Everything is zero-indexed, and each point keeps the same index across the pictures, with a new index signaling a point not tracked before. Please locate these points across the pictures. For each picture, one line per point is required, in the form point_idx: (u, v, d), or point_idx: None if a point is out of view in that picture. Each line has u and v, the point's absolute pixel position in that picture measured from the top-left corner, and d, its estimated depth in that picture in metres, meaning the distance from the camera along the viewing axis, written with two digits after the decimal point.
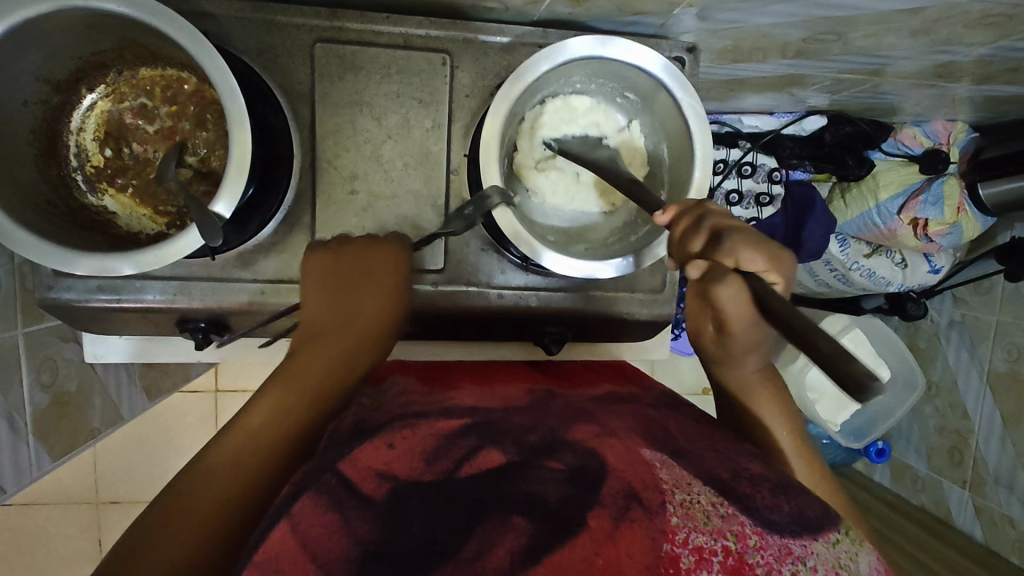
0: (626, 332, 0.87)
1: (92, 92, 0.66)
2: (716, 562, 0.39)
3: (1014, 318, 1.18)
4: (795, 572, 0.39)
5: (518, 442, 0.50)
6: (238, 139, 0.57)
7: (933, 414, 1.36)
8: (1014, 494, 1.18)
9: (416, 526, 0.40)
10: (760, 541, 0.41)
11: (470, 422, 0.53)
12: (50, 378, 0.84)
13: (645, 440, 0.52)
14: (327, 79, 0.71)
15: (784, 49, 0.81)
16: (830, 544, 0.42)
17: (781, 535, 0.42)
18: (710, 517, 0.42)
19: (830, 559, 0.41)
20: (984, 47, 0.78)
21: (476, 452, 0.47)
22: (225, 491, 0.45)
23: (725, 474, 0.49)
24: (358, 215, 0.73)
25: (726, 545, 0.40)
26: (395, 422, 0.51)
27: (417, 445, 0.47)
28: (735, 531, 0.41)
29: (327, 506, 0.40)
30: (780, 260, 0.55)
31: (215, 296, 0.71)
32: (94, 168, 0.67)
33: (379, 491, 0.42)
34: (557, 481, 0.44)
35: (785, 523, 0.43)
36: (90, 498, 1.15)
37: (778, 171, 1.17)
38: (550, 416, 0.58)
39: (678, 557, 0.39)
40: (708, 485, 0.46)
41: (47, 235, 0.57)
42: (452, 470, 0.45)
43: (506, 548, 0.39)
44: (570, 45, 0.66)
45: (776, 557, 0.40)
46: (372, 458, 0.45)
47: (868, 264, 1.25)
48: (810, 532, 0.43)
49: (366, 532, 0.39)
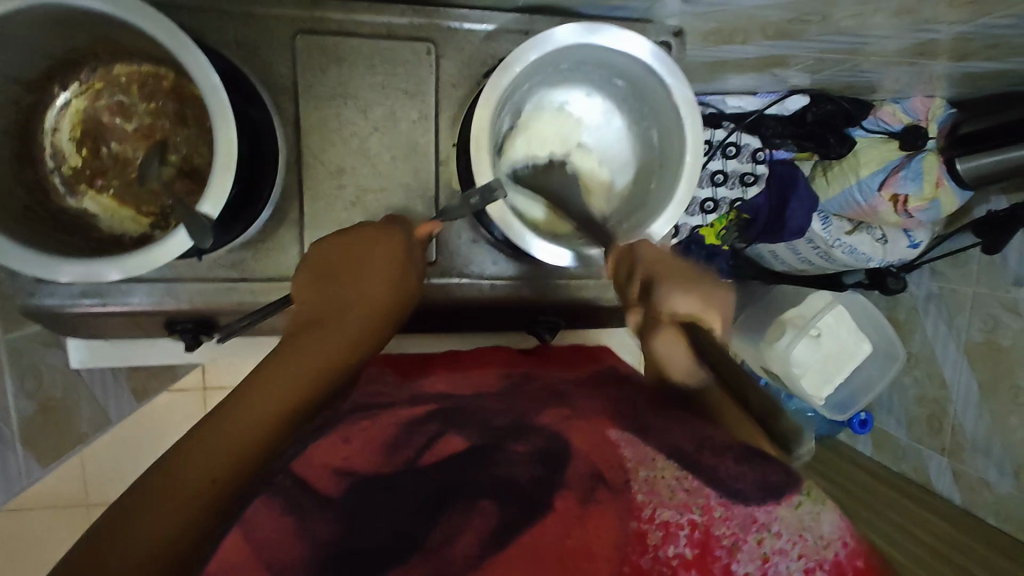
0: (616, 316, 0.87)
1: (65, 90, 0.64)
2: (683, 534, 0.38)
3: (989, 288, 1.22)
4: (760, 539, 0.37)
5: (482, 426, 0.51)
6: (224, 137, 0.56)
7: (912, 384, 1.39)
8: (990, 458, 1.22)
9: (380, 523, 0.42)
10: (725, 512, 0.39)
11: (438, 407, 0.56)
12: (34, 384, 0.82)
13: (612, 419, 0.52)
14: (310, 72, 0.69)
15: (767, 30, 0.81)
16: (792, 506, 0.40)
17: (746, 503, 0.39)
18: (676, 491, 0.41)
19: (794, 522, 0.39)
20: (963, 25, 0.79)
21: (437, 438, 0.49)
22: (213, 474, 0.40)
23: (687, 444, 0.46)
24: (347, 210, 0.72)
25: (693, 518, 0.39)
26: (355, 415, 0.53)
27: (377, 437, 0.49)
28: (700, 503, 0.40)
29: (283, 509, 0.41)
30: (712, 302, 0.62)
31: (203, 295, 0.70)
32: (72, 170, 0.65)
33: (338, 488, 0.44)
34: (523, 463, 0.45)
35: (751, 490, 0.40)
36: (79, 500, 1.13)
37: (761, 151, 1.18)
38: (526, 398, 0.58)
39: (646, 532, 0.38)
40: (672, 458, 0.44)
41: (30, 242, 0.56)
42: (413, 459, 0.47)
43: (474, 533, 0.40)
44: (557, 32, 0.65)
45: (741, 526, 0.38)
46: (328, 456, 0.46)
47: (850, 241, 1.24)
48: (774, 496, 0.40)
49: (326, 532, 0.41)
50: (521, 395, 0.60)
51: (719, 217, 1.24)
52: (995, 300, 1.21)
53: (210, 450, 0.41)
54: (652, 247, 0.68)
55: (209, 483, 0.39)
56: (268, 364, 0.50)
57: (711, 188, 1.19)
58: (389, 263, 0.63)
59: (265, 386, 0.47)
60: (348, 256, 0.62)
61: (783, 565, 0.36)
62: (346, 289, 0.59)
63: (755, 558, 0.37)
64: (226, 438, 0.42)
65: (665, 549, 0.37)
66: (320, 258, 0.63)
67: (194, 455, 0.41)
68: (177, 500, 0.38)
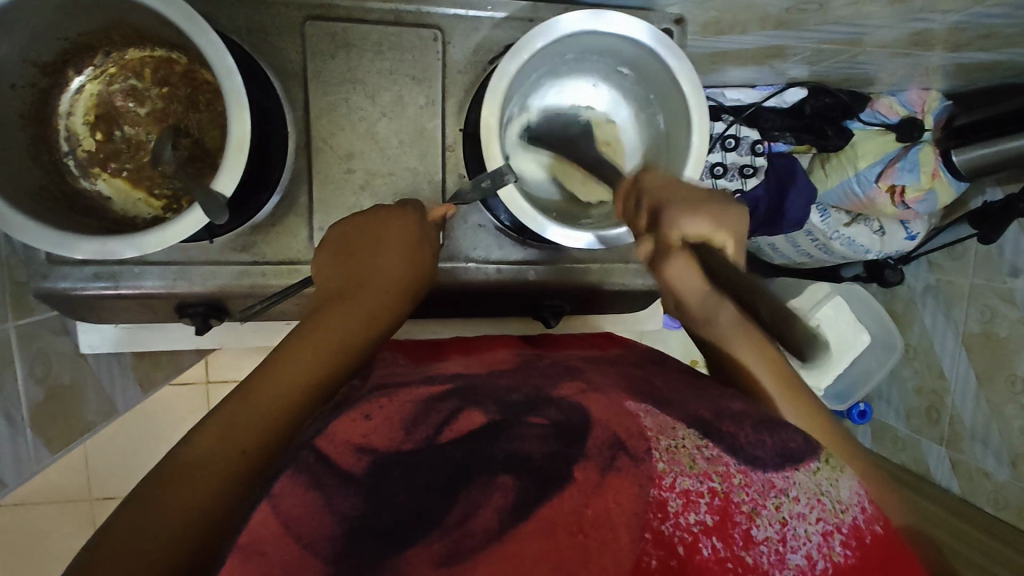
0: (619, 302, 0.89)
1: (80, 74, 0.65)
2: (704, 502, 0.41)
3: (985, 279, 1.23)
4: (778, 504, 0.41)
5: (499, 402, 0.49)
6: (237, 118, 0.57)
7: (910, 375, 1.40)
8: (988, 448, 1.24)
9: (401, 497, 0.40)
10: (744, 479, 0.42)
11: (453, 386, 0.54)
12: (44, 371, 0.83)
13: (629, 394, 0.53)
14: (319, 57, 0.70)
15: (766, 20, 0.82)
16: (810, 473, 0.44)
17: (765, 470, 0.43)
18: (695, 460, 0.43)
19: (812, 487, 0.42)
20: (958, 14, 0.81)
21: (457, 414, 0.47)
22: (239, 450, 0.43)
23: (708, 415, 0.49)
24: (355, 194, 0.73)
25: (712, 487, 0.41)
26: (373, 393, 0.51)
27: (396, 415, 0.46)
28: (720, 471, 0.42)
29: (308, 485, 0.40)
30: (725, 220, 0.57)
31: (215, 279, 0.71)
32: (86, 153, 0.66)
33: (359, 465, 0.41)
34: (539, 438, 0.44)
35: (769, 458, 0.44)
36: (83, 494, 1.14)
37: (760, 144, 1.20)
38: (534, 375, 0.59)
39: (666, 501, 0.41)
40: (692, 427, 0.46)
41: (47, 220, 0.57)
42: (433, 436, 0.44)
43: (494, 509, 0.40)
44: (563, 20, 0.66)
45: (761, 492, 0.41)
46: (349, 433, 0.44)
47: (847, 232, 1.26)
48: (793, 463, 0.44)
49: (350, 507, 0.39)
50: (528, 371, 0.60)
51: None
52: (992, 291, 1.22)
53: (232, 430, 0.44)
54: (656, 175, 0.64)
55: (239, 455, 0.43)
56: (290, 345, 0.52)
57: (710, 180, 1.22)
58: (405, 247, 0.64)
59: (288, 368, 0.49)
60: (368, 237, 0.64)
61: (800, 528, 0.40)
62: (368, 269, 0.61)
63: (773, 522, 0.40)
64: (252, 418, 0.45)
65: (686, 516, 0.40)
66: (340, 241, 0.64)
67: (221, 433, 0.44)
68: (205, 478, 0.41)
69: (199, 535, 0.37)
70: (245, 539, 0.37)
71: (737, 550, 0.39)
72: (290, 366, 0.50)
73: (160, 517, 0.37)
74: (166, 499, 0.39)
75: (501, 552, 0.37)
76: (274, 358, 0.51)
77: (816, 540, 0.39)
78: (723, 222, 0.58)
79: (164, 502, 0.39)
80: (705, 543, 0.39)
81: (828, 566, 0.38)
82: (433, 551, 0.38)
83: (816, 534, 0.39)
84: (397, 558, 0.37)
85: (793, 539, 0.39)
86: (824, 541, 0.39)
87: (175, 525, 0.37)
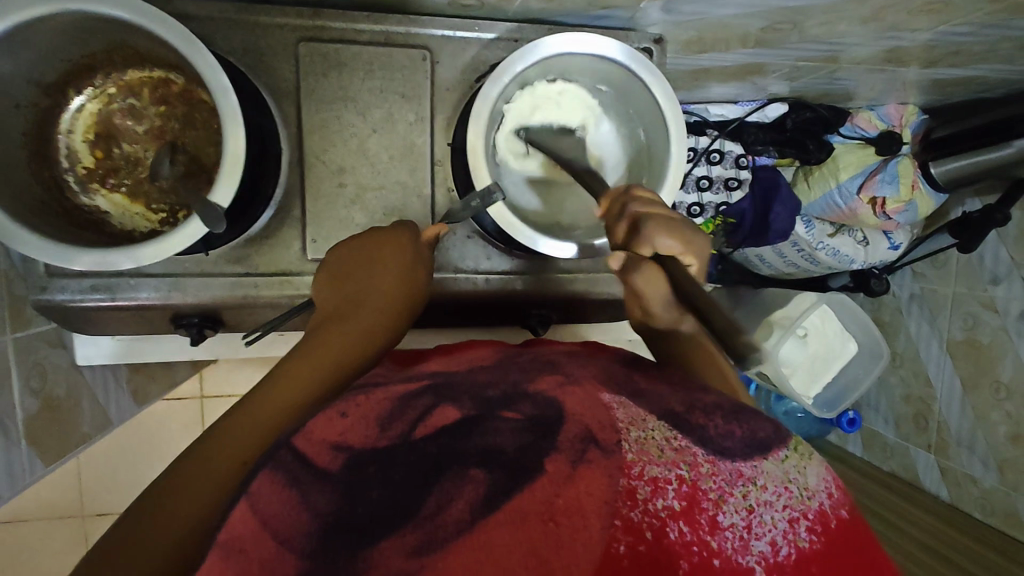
0: (605, 309, 0.90)
1: (81, 94, 0.67)
2: (671, 490, 0.42)
3: (967, 288, 1.26)
4: (745, 492, 0.42)
5: (474, 397, 0.50)
6: (232, 135, 0.59)
7: (898, 383, 1.42)
8: (975, 454, 1.25)
9: (376, 492, 0.40)
10: (712, 468, 0.43)
11: (430, 384, 0.54)
12: (39, 384, 0.84)
13: (604, 387, 0.54)
14: (312, 77, 0.73)
15: (745, 39, 0.85)
16: (779, 461, 0.45)
17: (732, 460, 0.44)
18: (664, 450, 0.44)
19: (779, 475, 0.44)
20: (927, 32, 0.84)
21: (431, 410, 0.47)
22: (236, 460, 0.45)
23: (678, 408, 0.50)
24: (347, 207, 0.75)
25: (680, 474, 0.43)
26: (352, 391, 0.51)
27: (371, 412, 0.47)
28: (688, 461, 0.44)
29: (285, 482, 0.40)
30: (694, 242, 0.60)
31: (209, 290, 0.73)
32: (86, 169, 0.68)
33: (335, 463, 0.42)
34: (513, 431, 0.45)
35: (737, 449, 0.46)
36: (76, 510, 1.15)
37: (744, 158, 1.23)
38: (512, 370, 0.60)
39: (635, 489, 0.42)
40: (661, 420, 0.48)
41: (48, 235, 0.59)
42: (407, 432, 0.45)
43: (466, 501, 0.40)
44: (543, 43, 0.69)
45: (728, 481, 0.43)
46: (326, 431, 0.44)
47: (832, 242, 1.28)
48: (761, 453, 0.46)
49: (325, 503, 0.40)
50: (508, 368, 0.62)
51: (706, 221, 1.28)
52: (974, 299, 1.25)
53: (230, 443, 0.46)
54: (644, 191, 0.65)
55: (236, 466, 0.44)
56: (288, 361, 0.55)
57: (695, 193, 1.24)
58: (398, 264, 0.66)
59: (286, 380, 0.52)
60: (364, 256, 0.67)
61: (765, 515, 0.42)
62: (360, 288, 0.64)
63: (739, 509, 0.41)
64: (248, 426, 0.47)
65: (654, 503, 0.41)
66: (335, 262, 0.67)
67: (221, 445, 0.46)
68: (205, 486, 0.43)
69: (189, 548, 0.40)
70: (225, 537, 0.38)
71: (703, 535, 0.40)
72: (291, 378, 0.52)
73: (158, 533, 0.40)
74: (166, 511, 0.42)
75: (475, 541, 0.38)
76: (275, 373, 0.53)
77: (782, 527, 0.41)
78: (693, 244, 0.60)
79: (164, 513, 0.42)
80: (673, 528, 0.41)
81: (792, 552, 0.41)
82: (407, 542, 0.38)
83: (782, 521, 0.42)
84: (371, 551, 0.38)
85: (758, 526, 0.41)
86: (790, 527, 0.41)
87: (170, 539, 0.40)
